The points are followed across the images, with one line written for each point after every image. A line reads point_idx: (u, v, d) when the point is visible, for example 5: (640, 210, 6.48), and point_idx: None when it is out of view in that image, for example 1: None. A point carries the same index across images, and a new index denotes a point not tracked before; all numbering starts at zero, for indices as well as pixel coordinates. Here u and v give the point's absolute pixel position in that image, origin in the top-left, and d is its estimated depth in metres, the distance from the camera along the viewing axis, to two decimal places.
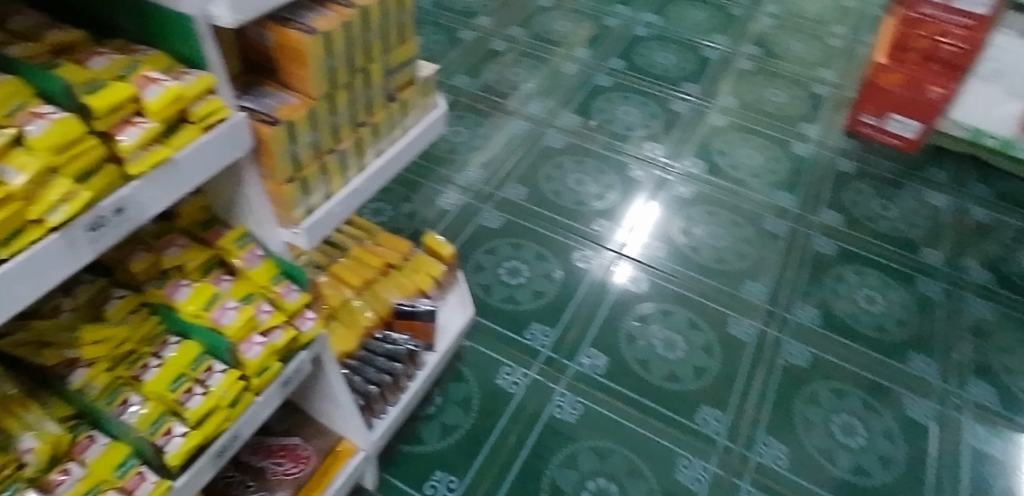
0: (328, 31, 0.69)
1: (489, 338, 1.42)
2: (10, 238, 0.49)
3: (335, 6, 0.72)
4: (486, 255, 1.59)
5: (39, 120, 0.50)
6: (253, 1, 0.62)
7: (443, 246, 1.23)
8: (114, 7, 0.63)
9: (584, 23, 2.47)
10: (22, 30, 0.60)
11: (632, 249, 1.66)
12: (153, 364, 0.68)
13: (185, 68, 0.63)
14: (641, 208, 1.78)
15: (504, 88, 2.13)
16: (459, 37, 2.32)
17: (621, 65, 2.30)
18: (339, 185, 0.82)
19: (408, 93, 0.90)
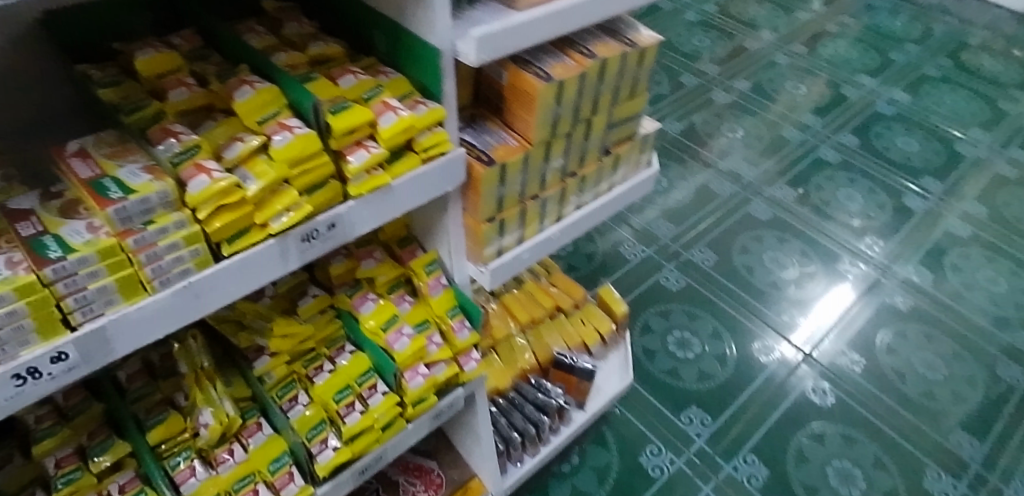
0: (564, 80, 0.67)
1: (641, 409, 1.32)
2: (236, 236, 0.52)
3: (576, 55, 0.71)
4: (658, 316, 1.49)
5: (285, 133, 0.52)
6: (501, 42, 0.61)
7: (617, 303, 1.17)
8: (374, 27, 0.65)
9: (818, 88, 2.25)
10: (292, 38, 0.63)
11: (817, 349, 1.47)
12: (325, 369, 0.71)
13: (421, 98, 0.63)
14: (831, 296, 1.60)
15: (715, 142, 2.01)
16: (679, 81, 2.24)
17: (851, 142, 2.06)
18: (533, 231, 0.79)
19: (623, 149, 0.86)
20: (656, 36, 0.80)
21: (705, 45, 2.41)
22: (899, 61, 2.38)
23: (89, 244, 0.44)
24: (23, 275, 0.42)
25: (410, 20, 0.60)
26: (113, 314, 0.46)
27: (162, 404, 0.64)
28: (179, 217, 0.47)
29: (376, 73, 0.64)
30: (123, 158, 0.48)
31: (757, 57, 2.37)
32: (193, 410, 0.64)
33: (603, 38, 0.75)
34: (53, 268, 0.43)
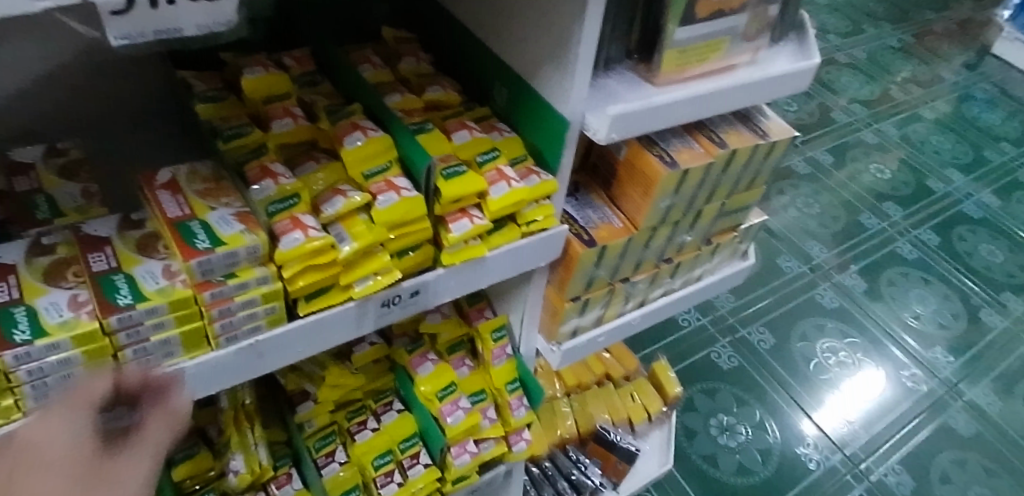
0: (690, 168, 0.60)
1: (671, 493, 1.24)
2: (315, 295, 0.46)
3: (704, 141, 0.64)
4: (703, 395, 1.41)
5: (391, 194, 0.46)
6: (636, 121, 0.55)
7: (671, 385, 1.10)
8: (496, 77, 0.59)
9: (907, 175, 2.11)
10: (408, 78, 0.58)
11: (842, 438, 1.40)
12: (368, 426, 0.65)
13: (534, 165, 0.57)
14: (862, 377, 1.53)
15: (789, 214, 1.91)
16: None
17: (933, 239, 1.93)
18: (614, 314, 0.72)
19: (724, 240, 0.78)
20: (789, 130, 0.72)
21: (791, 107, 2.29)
22: (995, 160, 2.24)
23: (163, 292, 0.39)
24: (87, 320, 0.37)
25: (542, 83, 0.54)
26: (168, 367, 0.41)
27: (194, 435, 0.59)
28: (263, 273, 0.42)
29: (490, 129, 0.58)
30: (215, 199, 0.43)
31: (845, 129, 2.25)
32: (223, 451, 0.58)
33: (733, 124, 0.69)
34: (119, 317, 0.37)
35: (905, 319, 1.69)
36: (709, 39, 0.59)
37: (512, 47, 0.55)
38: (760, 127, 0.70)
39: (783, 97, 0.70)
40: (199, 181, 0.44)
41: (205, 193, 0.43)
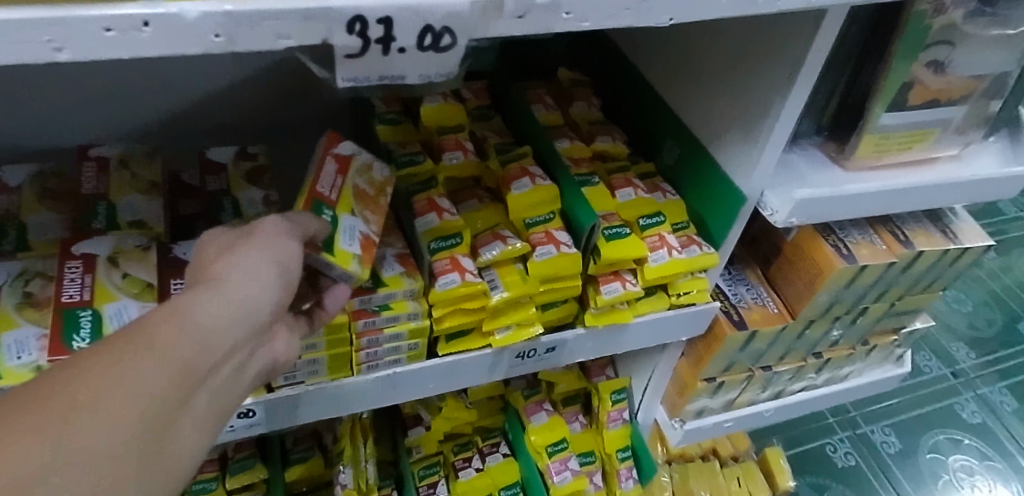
0: (869, 266, 0.54)
1: None
2: (457, 336, 0.45)
3: (888, 236, 0.58)
4: (810, 490, 1.18)
5: (550, 248, 0.44)
6: (820, 207, 0.50)
7: (783, 475, 1.01)
8: (670, 135, 0.56)
9: None
10: (580, 124, 0.56)
11: None
12: (472, 464, 0.63)
13: (696, 236, 0.53)
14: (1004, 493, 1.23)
15: None
16: None
17: None
18: (745, 401, 0.67)
19: (881, 342, 0.70)
20: (986, 237, 0.64)
21: None
22: None
23: None
24: None
25: (724, 151, 0.51)
26: (312, 385, 0.41)
27: (311, 437, 0.60)
28: (415, 308, 0.41)
29: (654, 189, 0.55)
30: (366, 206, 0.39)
31: None
32: (335, 461, 0.58)
33: (918, 221, 0.62)
34: None
35: None
36: (916, 128, 0.53)
37: (698, 109, 0.52)
38: (950, 228, 0.62)
39: (983, 200, 0.62)
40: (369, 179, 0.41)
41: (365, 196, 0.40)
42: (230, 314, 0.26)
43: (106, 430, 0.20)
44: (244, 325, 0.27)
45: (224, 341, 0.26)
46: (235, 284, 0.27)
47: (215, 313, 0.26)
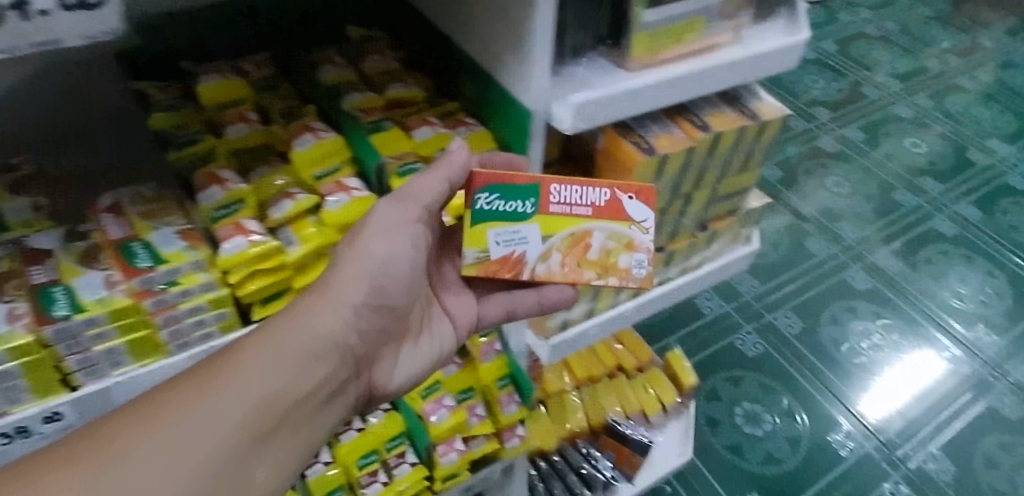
0: (669, 155, 0.59)
1: (695, 484, 1.21)
2: (276, 296, 0.48)
3: (687, 125, 0.62)
4: (726, 383, 1.37)
5: (341, 195, 0.49)
6: (604, 108, 0.53)
7: (686, 374, 1.07)
8: (461, 71, 0.58)
9: (943, 148, 2.03)
10: (373, 76, 0.57)
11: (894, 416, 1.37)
12: (354, 426, 0.64)
13: (501, 160, 0.56)
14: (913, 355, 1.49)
15: (817, 195, 1.83)
16: (787, 124, 2.03)
17: (973, 216, 1.84)
18: (605, 305, 0.70)
19: (722, 225, 0.76)
20: (784, 108, 0.69)
21: (818, 85, 2.19)
22: None
23: (101, 302, 0.39)
24: (20, 332, 0.37)
25: (503, 72, 0.52)
26: (120, 377, 0.42)
27: None
28: (206, 279, 0.43)
29: (457, 125, 0.57)
30: (564, 243, 0.51)
31: (877, 106, 2.15)
32: None
33: (717, 106, 0.66)
34: (56, 328, 0.38)
35: (953, 295, 1.64)
36: (679, 20, 0.56)
37: (472, 38, 0.54)
38: (748, 106, 0.67)
39: (771, 72, 0.66)
40: (619, 250, 0.52)
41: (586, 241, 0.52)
42: (293, 364, 0.44)
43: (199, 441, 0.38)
44: (305, 370, 0.44)
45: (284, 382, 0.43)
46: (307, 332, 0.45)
47: (282, 365, 0.43)
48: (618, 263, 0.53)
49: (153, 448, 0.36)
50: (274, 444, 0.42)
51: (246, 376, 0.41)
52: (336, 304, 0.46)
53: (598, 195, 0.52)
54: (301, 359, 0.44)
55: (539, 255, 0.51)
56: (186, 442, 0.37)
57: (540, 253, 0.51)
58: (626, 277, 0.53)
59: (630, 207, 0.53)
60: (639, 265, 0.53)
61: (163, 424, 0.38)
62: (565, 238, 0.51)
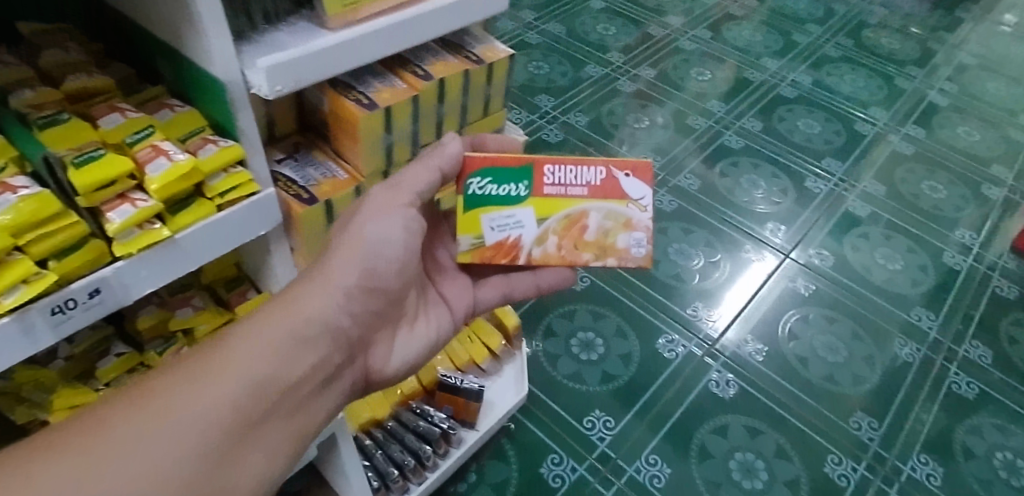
0: (391, 106, 0.62)
1: (543, 416, 1.30)
2: None
3: (409, 76, 0.66)
4: (560, 319, 1.47)
5: (7, 195, 0.45)
6: (304, 68, 0.54)
7: (509, 317, 1.13)
8: (155, 54, 0.57)
9: (724, 72, 2.25)
10: (51, 70, 0.56)
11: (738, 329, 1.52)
12: None
13: (213, 135, 0.55)
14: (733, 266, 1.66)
15: (622, 133, 1.97)
16: (586, 71, 2.15)
17: (755, 127, 2.07)
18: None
19: None
20: (507, 48, 0.76)
21: (610, 32, 2.34)
22: (800, 43, 2.45)
23: None
24: None
25: (189, 48, 0.52)
26: None
27: None
28: None
29: (160, 107, 0.56)
30: (557, 228, 0.70)
31: (664, 44, 2.33)
32: None
33: (440, 55, 0.70)
34: None
35: (760, 203, 1.84)
36: None
37: (153, 20, 0.53)
38: (471, 53, 0.72)
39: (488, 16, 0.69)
40: (619, 229, 0.70)
41: (582, 223, 0.70)
42: (298, 339, 0.58)
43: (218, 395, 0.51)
44: (305, 347, 0.58)
45: (288, 358, 0.57)
46: (311, 311, 0.60)
47: (286, 341, 0.57)
48: (619, 243, 0.71)
49: (185, 402, 0.49)
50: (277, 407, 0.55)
51: (255, 350, 0.55)
52: (329, 288, 0.61)
53: (590, 178, 0.69)
54: (301, 338, 0.58)
55: (537, 238, 0.70)
56: (207, 398, 0.50)
57: (534, 236, 0.70)
58: (625, 256, 0.71)
59: (625, 191, 0.70)
60: (638, 244, 0.71)
61: (196, 382, 0.50)
62: (557, 222, 0.70)
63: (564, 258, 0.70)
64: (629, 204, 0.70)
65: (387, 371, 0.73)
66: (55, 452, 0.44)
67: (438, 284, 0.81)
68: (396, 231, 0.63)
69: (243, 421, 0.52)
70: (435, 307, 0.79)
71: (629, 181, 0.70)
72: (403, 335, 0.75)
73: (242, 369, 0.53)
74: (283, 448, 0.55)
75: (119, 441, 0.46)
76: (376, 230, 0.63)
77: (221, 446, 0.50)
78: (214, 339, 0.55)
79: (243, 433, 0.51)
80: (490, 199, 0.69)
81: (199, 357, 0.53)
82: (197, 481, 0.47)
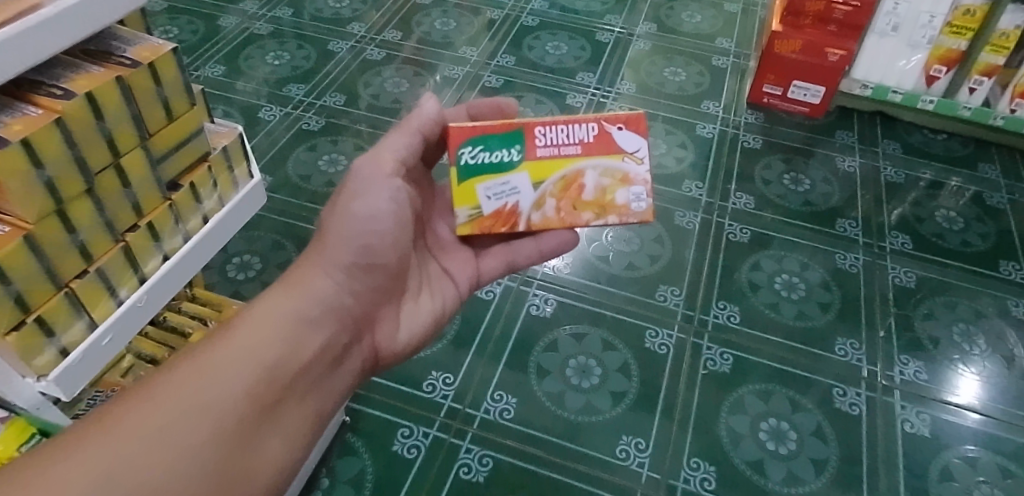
0: (28, 138, 0.55)
1: (384, 398, 1.32)
2: None
3: (46, 101, 0.60)
4: None
5: None
6: None
7: None
8: None
9: (468, 18, 2.30)
10: None
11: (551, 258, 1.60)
12: None
13: None
14: None
15: (386, 101, 1.94)
16: (331, 50, 2.08)
17: (510, 62, 2.15)
18: (106, 310, 0.70)
19: (196, 176, 0.79)
20: (170, 43, 0.72)
21: (344, 4, 2.28)
22: None
23: None
24: None
25: None
26: None
27: None
28: None
29: None
30: (554, 189, 0.88)
31: (404, 4, 2.32)
32: None
33: (81, 69, 0.64)
34: None
35: None
36: None
37: None
38: (121, 58, 0.67)
39: (112, 21, 0.66)
40: (619, 187, 0.88)
41: (579, 183, 0.88)
42: (305, 315, 0.71)
43: (233, 372, 0.61)
44: (310, 326, 0.70)
45: (296, 338, 0.68)
46: (315, 292, 0.73)
47: (290, 320, 0.69)
48: (621, 200, 0.88)
49: (204, 379, 0.59)
50: (287, 381, 0.65)
51: (264, 332, 0.66)
52: (327, 270, 0.75)
53: (583, 137, 0.87)
54: (305, 319, 0.70)
55: (538, 205, 0.88)
56: (225, 377, 0.60)
57: (533, 201, 0.88)
58: (624, 214, 0.89)
59: (619, 146, 0.87)
60: (637, 200, 0.89)
61: (213, 359, 0.61)
62: (554, 184, 0.88)
63: (564, 219, 0.89)
64: (625, 158, 0.87)
65: (393, 344, 0.85)
66: (81, 443, 0.51)
67: (441, 259, 0.95)
68: (386, 204, 0.79)
69: (254, 406, 0.61)
70: (439, 281, 0.94)
71: (624, 135, 0.87)
72: (405, 310, 0.88)
73: (250, 357, 0.63)
74: (297, 431, 0.65)
75: (147, 425, 0.54)
76: (364, 207, 0.78)
77: (241, 429, 0.59)
78: (226, 325, 0.66)
79: (259, 415, 0.61)
80: (487, 167, 0.87)
81: (218, 339, 0.64)
82: (218, 447, 0.57)
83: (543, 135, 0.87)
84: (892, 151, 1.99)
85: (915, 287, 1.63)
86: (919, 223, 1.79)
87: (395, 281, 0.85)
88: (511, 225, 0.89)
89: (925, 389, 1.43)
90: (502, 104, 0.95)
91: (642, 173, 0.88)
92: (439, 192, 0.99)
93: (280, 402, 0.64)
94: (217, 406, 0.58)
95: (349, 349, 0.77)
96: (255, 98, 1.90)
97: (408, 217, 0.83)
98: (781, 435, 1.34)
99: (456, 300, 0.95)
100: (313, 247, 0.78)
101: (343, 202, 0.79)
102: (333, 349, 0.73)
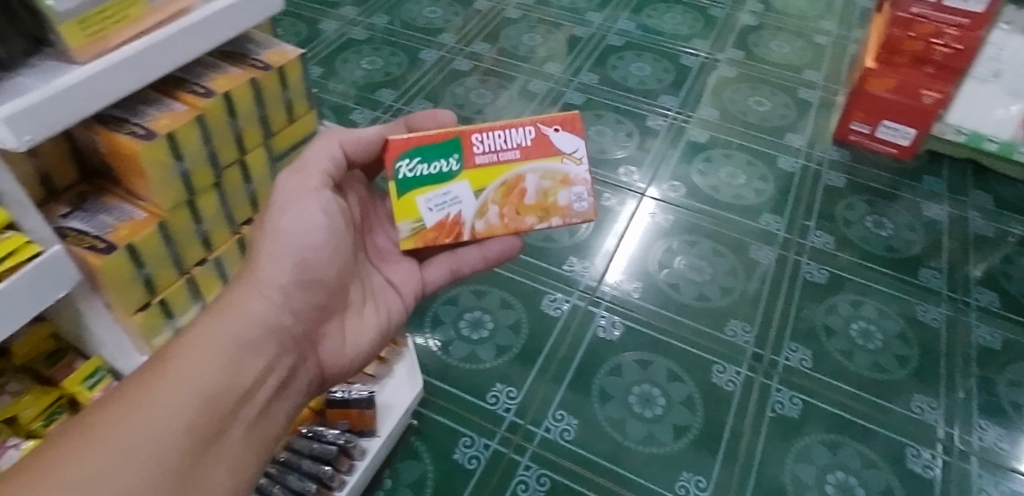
0: (172, 132, 0.60)
1: (448, 405, 1.33)
2: None
3: (189, 97, 0.64)
4: (446, 306, 1.50)
5: None
6: (53, 113, 0.55)
7: None
8: None
9: (554, 35, 2.31)
10: None
11: (612, 276, 1.59)
12: None
13: None
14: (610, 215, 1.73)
15: (469, 112, 1.97)
16: (420, 57, 2.14)
17: (593, 80, 2.15)
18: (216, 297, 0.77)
19: None
20: (299, 48, 0.75)
21: (437, 14, 2.33)
22: None
23: None
24: None
25: None
26: None
27: None
28: None
29: None
30: (496, 195, 0.88)
31: (492, 16, 2.35)
32: None
33: (220, 69, 0.68)
34: None
35: (617, 149, 1.93)
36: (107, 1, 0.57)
37: None
38: (255, 61, 0.71)
39: (246, 25, 0.71)
40: (559, 187, 0.88)
41: (520, 187, 0.88)
42: (239, 335, 0.68)
43: (167, 408, 0.58)
44: (246, 348, 0.68)
45: (232, 363, 0.65)
46: (252, 311, 0.70)
47: (224, 344, 0.66)
48: (562, 201, 0.88)
49: (135, 421, 0.56)
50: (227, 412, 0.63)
51: (200, 362, 0.63)
52: (262, 289, 0.72)
53: (522, 141, 0.86)
54: (243, 344, 0.67)
55: (480, 213, 0.88)
56: (159, 414, 0.58)
57: (474, 210, 0.88)
58: (566, 215, 0.89)
59: (557, 148, 0.87)
60: (578, 199, 0.89)
61: (142, 396, 0.58)
62: (495, 190, 0.87)
63: (508, 224, 0.88)
64: (564, 159, 0.87)
65: (341, 358, 0.83)
66: None
67: (384, 270, 0.92)
68: (316, 218, 0.76)
69: (193, 442, 0.59)
70: (384, 294, 0.91)
71: (561, 136, 0.87)
72: (351, 324, 0.85)
73: (186, 390, 0.60)
74: (240, 458, 0.63)
75: (76, 475, 0.51)
76: (295, 223, 0.75)
77: (183, 468, 0.57)
78: (157, 358, 0.62)
79: (200, 450, 0.59)
80: (427, 179, 0.86)
81: (145, 374, 0.60)
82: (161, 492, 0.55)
83: (479, 141, 0.87)
84: (985, 203, 1.88)
85: (1004, 350, 1.54)
86: (1013, 281, 1.69)
87: (336, 298, 0.82)
88: (455, 236, 0.88)
89: (1008, 459, 1.35)
90: (441, 115, 0.92)
91: (581, 173, 0.89)
92: (379, 202, 0.97)
93: (221, 434, 0.62)
94: (148, 448, 0.55)
95: (294, 368, 0.75)
96: (343, 98, 1.97)
97: (341, 226, 0.80)
98: (848, 490, 1.28)
99: (402, 312, 0.93)
100: (245, 263, 0.75)
101: (272, 218, 0.76)
102: (275, 369, 0.70)
